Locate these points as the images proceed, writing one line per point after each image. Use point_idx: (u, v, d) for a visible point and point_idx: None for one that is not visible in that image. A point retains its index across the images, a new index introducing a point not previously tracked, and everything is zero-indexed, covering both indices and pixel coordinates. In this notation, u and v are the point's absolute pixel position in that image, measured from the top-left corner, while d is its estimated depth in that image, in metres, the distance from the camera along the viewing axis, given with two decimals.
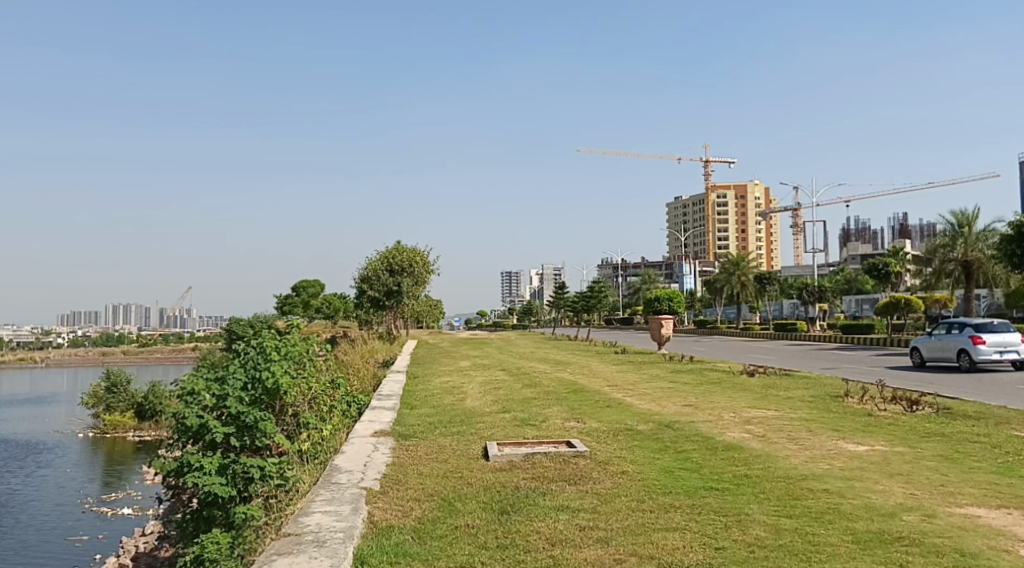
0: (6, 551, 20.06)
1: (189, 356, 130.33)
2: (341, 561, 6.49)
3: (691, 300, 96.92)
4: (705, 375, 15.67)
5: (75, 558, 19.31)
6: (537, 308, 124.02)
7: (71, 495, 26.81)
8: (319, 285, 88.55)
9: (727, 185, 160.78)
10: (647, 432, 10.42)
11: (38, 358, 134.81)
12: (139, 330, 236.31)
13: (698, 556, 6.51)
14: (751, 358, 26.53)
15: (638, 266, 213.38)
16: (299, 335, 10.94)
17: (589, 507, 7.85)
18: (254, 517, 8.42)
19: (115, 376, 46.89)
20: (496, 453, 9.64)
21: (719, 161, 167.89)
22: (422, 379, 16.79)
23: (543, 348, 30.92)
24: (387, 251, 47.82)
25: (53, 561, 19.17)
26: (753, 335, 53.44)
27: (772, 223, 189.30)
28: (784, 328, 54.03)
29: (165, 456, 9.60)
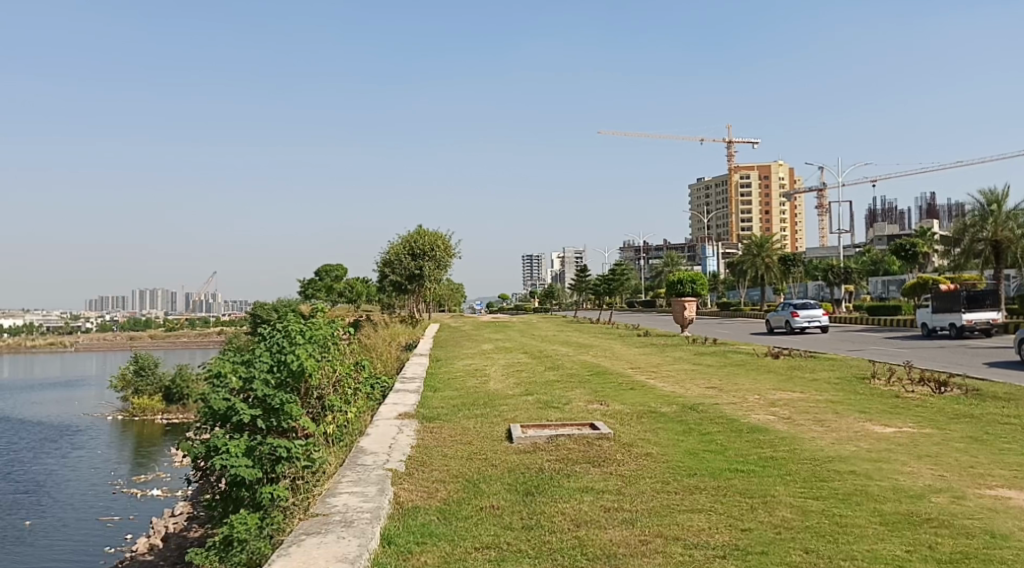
0: (41, 532, 20.47)
1: (215, 339, 131.80)
2: (369, 541, 6.56)
3: (714, 282, 96.33)
4: (729, 358, 15.57)
5: (107, 537, 19.69)
6: (559, 292, 123.89)
7: (101, 477, 27.24)
8: (342, 269, 89.04)
9: (750, 167, 159.16)
10: (671, 415, 10.40)
11: (69, 342, 137.34)
12: (165, 316, 240.16)
13: (723, 537, 6.51)
14: (777, 340, 26.32)
15: (660, 249, 211.90)
16: (323, 318, 11.04)
17: (613, 489, 7.86)
18: (280, 498, 8.51)
19: (143, 359, 47.46)
20: (520, 435, 9.66)
21: (742, 143, 166.09)
22: (445, 362, 16.85)
23: (566, 331, 30.92)
24: (410, 234, 47.64)
25: (87, 540, 19.52)
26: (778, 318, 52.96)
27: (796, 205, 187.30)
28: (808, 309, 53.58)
29: (193, 438, 9.75)
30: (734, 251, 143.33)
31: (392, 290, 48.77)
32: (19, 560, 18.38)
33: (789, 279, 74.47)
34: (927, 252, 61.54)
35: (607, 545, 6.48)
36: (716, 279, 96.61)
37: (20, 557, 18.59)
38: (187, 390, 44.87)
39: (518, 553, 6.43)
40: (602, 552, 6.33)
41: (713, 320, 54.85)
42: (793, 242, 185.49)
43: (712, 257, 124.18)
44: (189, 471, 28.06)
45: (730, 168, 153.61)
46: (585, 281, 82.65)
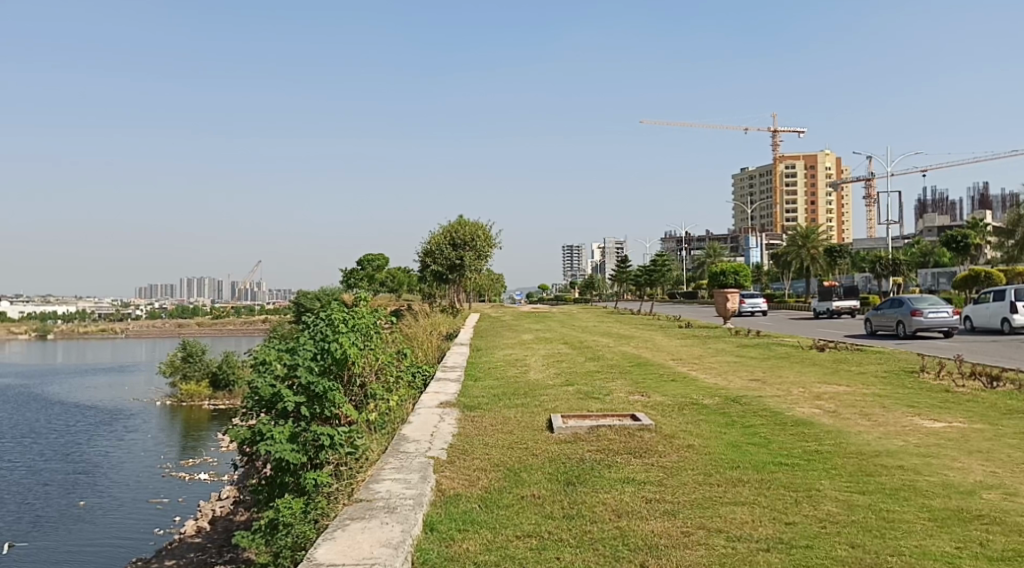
0: (95, 512, 21.06)
1: (260, 326, 134.09)
2: (412, 527, 6.62)
3: (758, 273, 94.96)
4: (773, 350, 15.34)
5: (158, 518, 20.16)
6: (600, 282, 123.49)
7: (151, 459, 27.96)
8: (384, 259, 89.90)
9: (795, 156, 156.24)
10: (713, 407, 10.31)
11: (122, 329, 141.43)
12: (210, 305, 245.44)
13: (767, 530, 6.44)
14: (823, 333, 25.84)
15: (702, 239, 209.44)
16: (366, 307, 11.18)
17: (655, 480, 7.82)
18: (324, 483, 8.65)
19: (191, 346, 48.50)
20: (560, 425, 9.67)
21: (786, 132, 163.06)
22: (485, 352, 16.93)
23: (607, 322, 30.78)
24: (451, 224, 47.85)
25: (139, 521, 20.01)
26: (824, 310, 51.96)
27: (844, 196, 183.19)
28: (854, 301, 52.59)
29: (239, 423, 9.94)
30: (778, 241, 140.86)
31: (433, 280, 49.13)
32: (74, 539, 18.97)
33: (835, 270, 73.20)
34: (980, 244, 59.94)
35: (648, 536, 6.47)
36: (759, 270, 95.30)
37: (74, 536, 19.17)
38: (234, 377, 45.80)
39: (559, 542, 6.44)
40: (644, 543, 6.32)
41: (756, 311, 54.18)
42: (839, 234, 181.79)
43: (757, 248, 122.41)
44: (236, 456, 28.64)
45: (775, 157, 151.04)
46: (625, 272, 82.21)
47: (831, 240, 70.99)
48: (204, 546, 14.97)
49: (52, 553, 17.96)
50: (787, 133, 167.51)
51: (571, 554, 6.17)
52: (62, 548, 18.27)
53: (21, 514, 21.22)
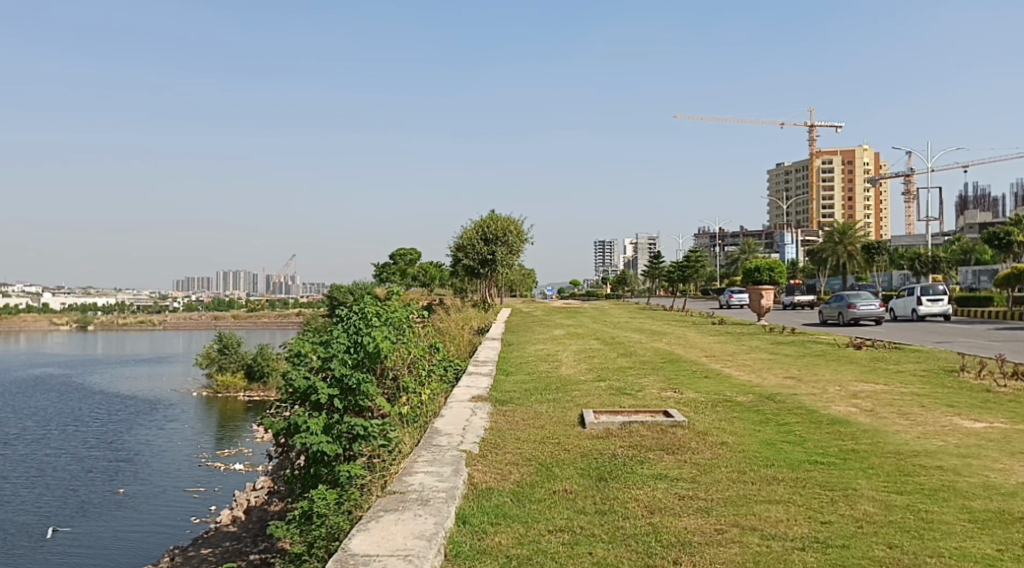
0: (134, 499, 21.47)
1: (295, 320, 135.30)
2: (445, 520, 6.66)
3: (793, 270, 93.57)
4: (808, 348, 15.16)
5: (195, 507, 20.46)
6: (633, 278, 122.79)
7: (187, 449, 28.45)
8: (416, 253, 90.29)
9: (831, 152, 153.72)
10: (747, 404, 10.22)
11: (160, 321, 143.68)
12: (242, 298, 248.63)
13: (803, 529, 6.37)
14: (860, 331, 25.41)
15: (735, 235, 207.04)
16: (399, 301, 11.27)
17: (688, 477, 7.78)
18: (357, 474, 8.75)
19: (226, 338, 49.26)
20: (592, 421, 9.66)
21: (822, 127, 160.39)
22: (517, 346, 16.96)
23: (640, 318, 30.63)
24: (483, 219, 47.86)
25: (177, 509, 20.35)
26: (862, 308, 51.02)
27: (881, 192, 179.76)
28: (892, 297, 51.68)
29: (274, 415, 10.10)
30: (814, 238, 138.62)
31: (465, 275, 49.24)
32: (113, 525, 19.34)
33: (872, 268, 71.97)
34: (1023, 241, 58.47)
35: (681, 533, 6.43)
36: (795, 267, 93.99)
37: (113, 522, 19.56)
38: (268, 369, 46.33)
39: (591, 537, 6.44)
40: (677, 540, 6.29)
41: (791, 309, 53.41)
42: (875, 231, 178.53)
43: (792, 245, 120.75)
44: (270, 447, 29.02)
45: (811, 153, 148.66)
46: (658, 268, 81.61)
47: (869, 237, 69.73)
48: (239, 534, 15.23)
49: (95, 539, 18.36)
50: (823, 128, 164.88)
51: (604, 550, 6.15)
52: (104, 534, 18.66)
53: (63, 500, 21.72)
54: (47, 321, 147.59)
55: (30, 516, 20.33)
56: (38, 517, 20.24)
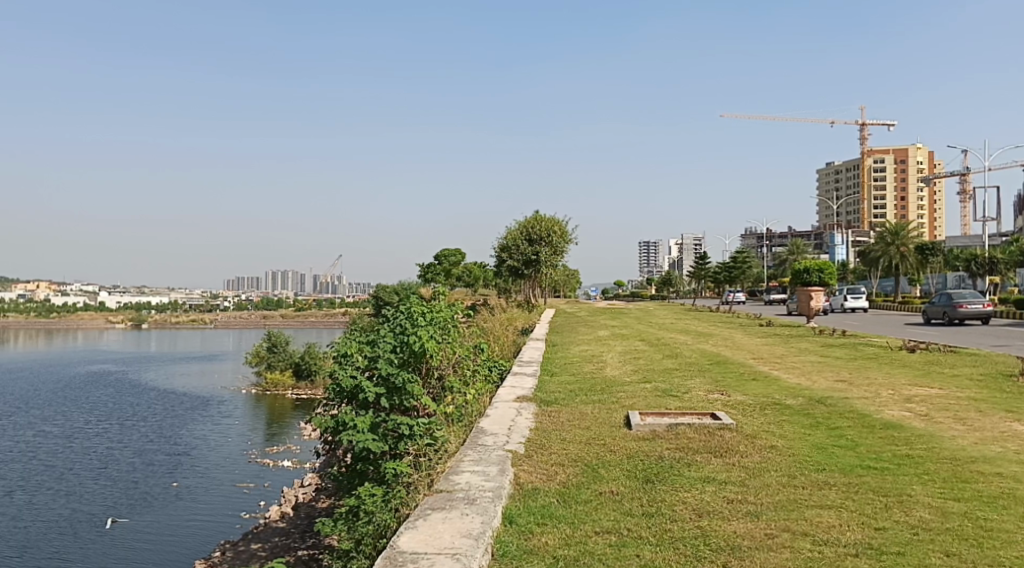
0: (186, 493, 21.86)
1: (341, 319, 137.12)
2: (492, 519, 6.68)
3: (844, 270, 91.64)
4: (859, 350, 14.87)
5: (244, 501, 20.76)
6: (680, 278, 121.43)
7: (237, 445, 29.01)
8: (460, 254, 90.65)
9: (883, 150, 150.20)
10: (797, 407, 10.06)
11: (211, 319, 147.27)
12: (287, 297, 252.49)
13: (856, 534, 6.26)
14: (915, 334, 24.75)
15: (782, 235, 203.50)
16: (444, 302, 11.35)
17: (737, 481, 7.68)
18: (403, 472, 8.82)
19: (275, 337, 50.18)
20: (639, 422, 9.60)
21: (874, 125, 156.57)
22: (561, 347, 16.94)
23: (685, 319, 30.33)
24: (527, 220, 47.87)
25: (227, 503, 20.67)
26: (917, 309, 49.59)
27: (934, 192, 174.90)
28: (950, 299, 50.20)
29: (322, 413, 10.26)
30: (865, 238, 135.28)
31: (509, 275, 49.31)
32: (169, 517, 19.77)
33: (926, 269, 70.20)
34: None
35: (730, 537, 6.35)
36: (844, 267, 92.08)
37: (169, 514, 19.98)
38: (316, 367, 46.95)
39: (639, 539, 6.40)
40: (727, 544, 6.21)
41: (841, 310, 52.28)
42: (931, 230, 173.52)
43: (842, 247, 118.20)
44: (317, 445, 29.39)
45: (861, 152, 145.51)
46: (703, 268, 80.61)
47: (923, 237, 67.97)
48: (288, 531, 15.43)
49: (151, 531, 18.74)
50: (873, 126, 161.05)
51: (652, 552, 6.12)
52: (157, 526, 19.04)
53: (121, 492, 22.31)
54: (105, 319, 152.58)
55: (90, 507, 20.91)
56: (98, 508, 20.79)
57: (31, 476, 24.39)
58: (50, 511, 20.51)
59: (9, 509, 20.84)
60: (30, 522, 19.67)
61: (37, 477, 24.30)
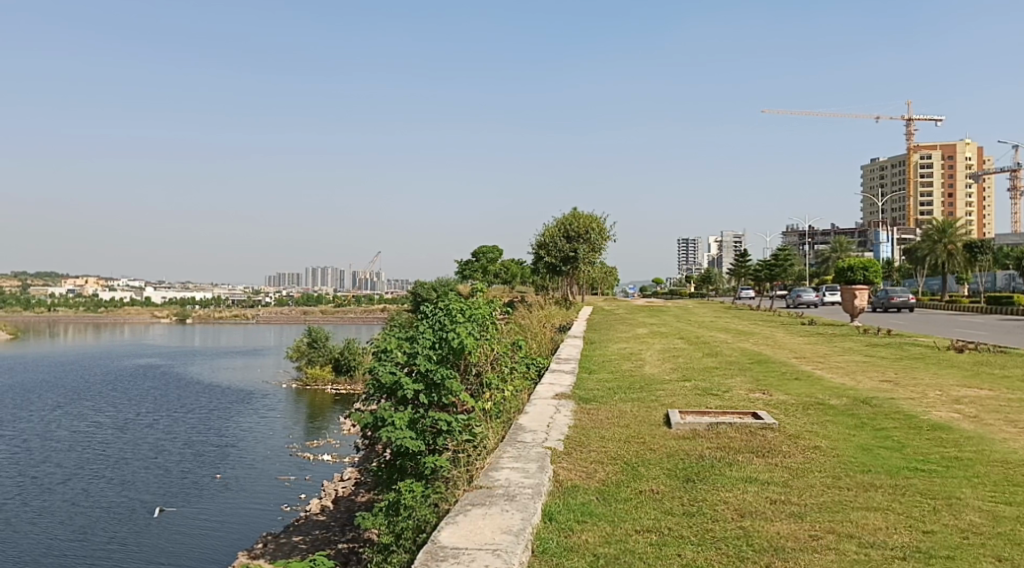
0: (231, 484, 22.22)
1: (380, 315, 137.89)
2: (531, 516, 6.68)
3: (890, 268, 89.64)
4: (905, 350, 14.54)
5: (286, 493, 21.06)
6: (719, 276, 120.01)
7: (279, 438, 29.40)
8: (498, 251, 90.70)
9: (930, 146, 146.60)
10: (841, 407, 9.89)
11: (252, 315, 149.02)
12: (324, 293, 254.96)
13: (903, 537, 6.14)
14: (965, 333, 24.08)
15: (825, 233, 199.78)
16: (482, 299, 11.38)
17: (779, 481, 7.59)
18: (442, 468, 8.85)
19: (315, 332, 50.79)
20: (678, 421, 9.53)
21: (920, 120, 152.94)
22: (599, 344, 16.83)
23: (725, 318, 29.96)
24: (565, 217, 47.72)
25: (271, 494, 20.97)
26: (967, 309, 48.20)
27: (983, 188, 169.89)
28: (1001, 297, 48.65)
29: (362, 409, 10.36)
30: (910, 236, 132.17)
31: (547, 272, 49.27)
32: (217, 506, 20.12)
33: (976, 268, 68.19)
34: None
35: (774, 538, 6.28)
36: (889, 265, 90.15)
37: (217, 503, 20.32)
38: (355, 362, 47.34)
39: (680, 538, 6.36)
40: (770, 545, 6.14)
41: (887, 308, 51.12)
42: (979, 228, 168.66)
43: (888, 245, 115.57)
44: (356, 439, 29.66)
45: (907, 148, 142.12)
46: (744, 266, 79.46)
47: (972, 234, 66.09)
48: (328, 524, 15.63)
49: (198, 519, 19.12)
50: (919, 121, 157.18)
51: (693, 552, 6.06)
52: (205, 515, 19.42)
53: (173, 481, 22.80)
54: (150, 314, 155.94)
55: (143, 495, 21.38)
56: (149, 496, 21.25)
57: (86, 464, 25.04)
58: (105, 499, 21.02)
59: (66, 496, 21.42)
60: (87, 508, 20.20)
61: (92, 465, 24.97)
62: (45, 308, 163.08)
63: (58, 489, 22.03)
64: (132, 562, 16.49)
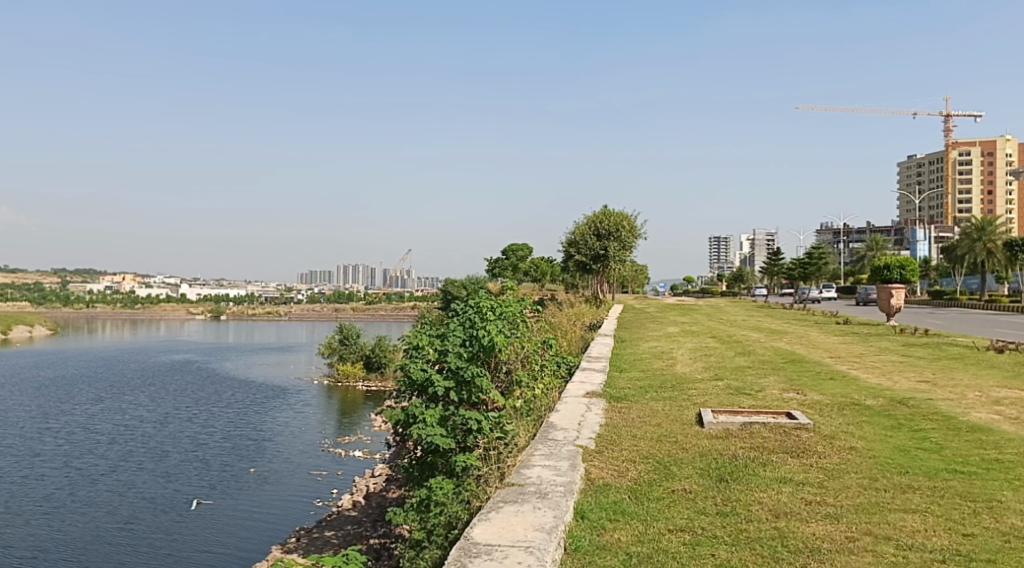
0: (268, 477, 22.47)
1: (410, 314, 138.12)
2: (563, 514, 6.67)
3: (928, 267, 88.00)
4: (943, 350, 14.29)
5: (322, 487, 21.24)
6: (752, 275, 118.61)
7: (312, 433, 29.68)
8: (528, 249, 90.58)
9: (969, 143, 143.64)
10: (877, 408, 9.76)
11: (285, 313, 150.14)
12: (353, 292, 256.80)
13: (943, 540, 6.04)
14: (1006, 334, 23.57)
15: (860, 232, 196.53)
16: (512, 297, 11.39)
17: (815, 482, 7.50)
18: (472, 466, 8.86)
19: (347, 330, 51.09)
20: (711, 420, 9.45)
21: (959, 116, 149.97)
22: (630, 343, 16.76)
23: (759, 317, 29.66)
24: (596, 215, 47.63)
25: (307, 488, 21.17)
26: (1008, 309, 47.14)
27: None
28: None
29: (393, 406, 10.44)
30: (947, 234, 129.53)
31: (577, 270, 49.23)
32: (255, 498, 20.36)
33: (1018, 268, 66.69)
34: None
35: (810, 539, 6.21)
36: (927, 264, 88.56)
37: (255, 496, 20.54)
38: (386, 360, 47.58)
39: (713, 538, 6.32)
40: (805, 546, 6.08)
41: (923, 308, 50.31)
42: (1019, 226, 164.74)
43: (925, 243, 113.36)
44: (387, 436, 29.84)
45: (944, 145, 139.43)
46: (777, 265, 78.63)
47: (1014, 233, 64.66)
48: (360, 520, 15.75)
49: (237, 511, 19.38)
50: (958, 117, 153.88)
51: (727, 552, 6.02)
52: (243, 507, 19.65)
53: (212, 474, 23.12)
54: (184, 310, 158.09)
55: (185, 487, 21.72)
56: (191, 488, 21.57)
57: (128, 456, 25.51)
58: (147, 490, 21.36)
59: (110, 487, 21.80)
60: (131, 499, 20.59)
61: (134, 457, 25.46)
62: (83, 304, 166.34)
63: (103, 480, 22.46)
64: (176, 552, 16.78)
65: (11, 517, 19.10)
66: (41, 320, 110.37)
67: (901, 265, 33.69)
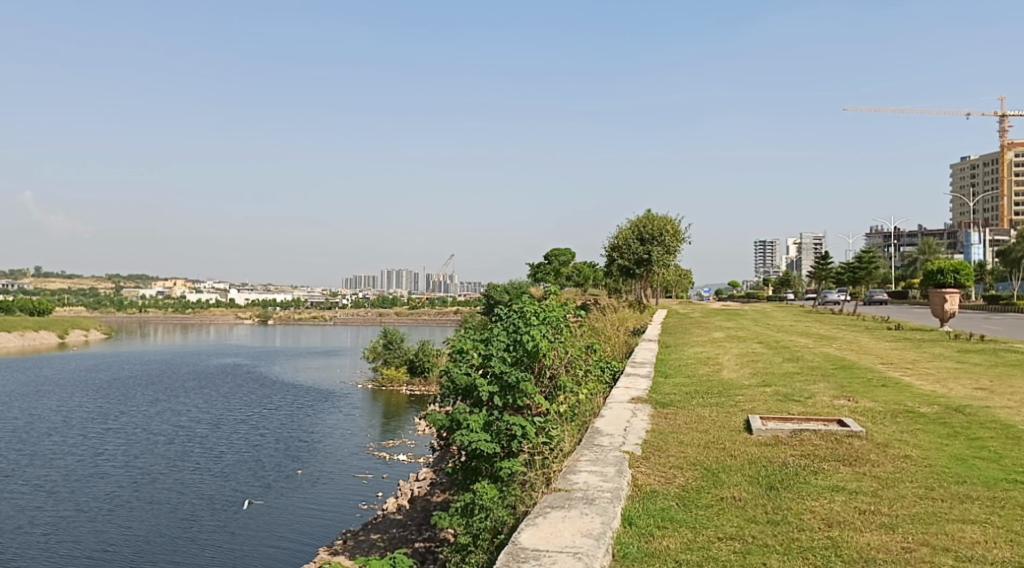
0: (321, 478, 22.77)
1: (454, 318, 138.77)
2: (611, 520, 6.64)
3: (983, 271, 85.51)
4: (1001, 357, 13.87)
5: (371, 488, 21.44)
6: (801, 278, 116.44)
7: (357, 435, 29.97)
8: (570, 253, 90.49)
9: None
10: (932, 416, 9.54)
11: (331, 317, 151.64)
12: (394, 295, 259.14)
13: (1003, 552, 5.88)
14: None
15: (909, 235, 192.04)
16: (556, 301, 11.38)
17: (868, 491, 7.35)
18: (516, 471, 8.84)
19: (391, 334, 51.56)
20: (759, 427, 9.33)
21: (1014, 116, 145.57)
22: (675, 348, 16.61)
23: (808, 323, 29.13)
24: (639, 219, 47.40)
25: (359, 489, 21.40)
26: None
27: None
28: None
29: (438, 410, 10.51)
30: (1004, 237, 125.58)
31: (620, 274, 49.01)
32: (307, 498, 20.63)
33: None
34: None
35: (864, 549, 6.09)
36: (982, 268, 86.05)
37: (307, 495, 20.82)
38: (429, 364, 47.81)
39: (765, 547, 6.23)
40: (860, 556, 5.95)
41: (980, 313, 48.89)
42: None
43: (981, 246, 110.14)
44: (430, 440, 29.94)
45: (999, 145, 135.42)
46: (825, 268, 77.21)
47: None
48: (404, 523, 15.85)
49: (290, 509, 19.67)
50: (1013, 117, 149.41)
51: (779, 561, 5.94)
52: (296, 506, 19.92)
53: (265, 474, 23.50)
54: (232, 315, 161.08)
55: (240, 486, 22.10)
56: (246, 487, 21.95)
57: (185, 456, 26.05)
58: (204, 489, 21.79)
59: (170, 485, 22.32)
60: (189, 497, 21.01)
61: (191, 456, 26.00)
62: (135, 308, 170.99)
63: (162, 478, 23.00)
64: (234, 549, 17.11)
65: (76, 513, 19.62)
66: (98, 324, 113.63)
67: (955, 269, 32.83)
